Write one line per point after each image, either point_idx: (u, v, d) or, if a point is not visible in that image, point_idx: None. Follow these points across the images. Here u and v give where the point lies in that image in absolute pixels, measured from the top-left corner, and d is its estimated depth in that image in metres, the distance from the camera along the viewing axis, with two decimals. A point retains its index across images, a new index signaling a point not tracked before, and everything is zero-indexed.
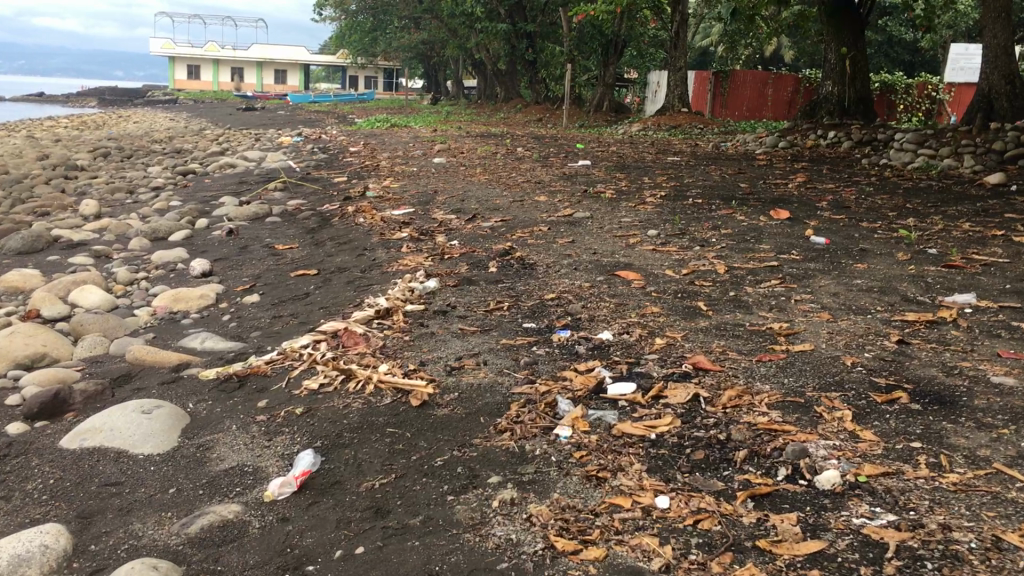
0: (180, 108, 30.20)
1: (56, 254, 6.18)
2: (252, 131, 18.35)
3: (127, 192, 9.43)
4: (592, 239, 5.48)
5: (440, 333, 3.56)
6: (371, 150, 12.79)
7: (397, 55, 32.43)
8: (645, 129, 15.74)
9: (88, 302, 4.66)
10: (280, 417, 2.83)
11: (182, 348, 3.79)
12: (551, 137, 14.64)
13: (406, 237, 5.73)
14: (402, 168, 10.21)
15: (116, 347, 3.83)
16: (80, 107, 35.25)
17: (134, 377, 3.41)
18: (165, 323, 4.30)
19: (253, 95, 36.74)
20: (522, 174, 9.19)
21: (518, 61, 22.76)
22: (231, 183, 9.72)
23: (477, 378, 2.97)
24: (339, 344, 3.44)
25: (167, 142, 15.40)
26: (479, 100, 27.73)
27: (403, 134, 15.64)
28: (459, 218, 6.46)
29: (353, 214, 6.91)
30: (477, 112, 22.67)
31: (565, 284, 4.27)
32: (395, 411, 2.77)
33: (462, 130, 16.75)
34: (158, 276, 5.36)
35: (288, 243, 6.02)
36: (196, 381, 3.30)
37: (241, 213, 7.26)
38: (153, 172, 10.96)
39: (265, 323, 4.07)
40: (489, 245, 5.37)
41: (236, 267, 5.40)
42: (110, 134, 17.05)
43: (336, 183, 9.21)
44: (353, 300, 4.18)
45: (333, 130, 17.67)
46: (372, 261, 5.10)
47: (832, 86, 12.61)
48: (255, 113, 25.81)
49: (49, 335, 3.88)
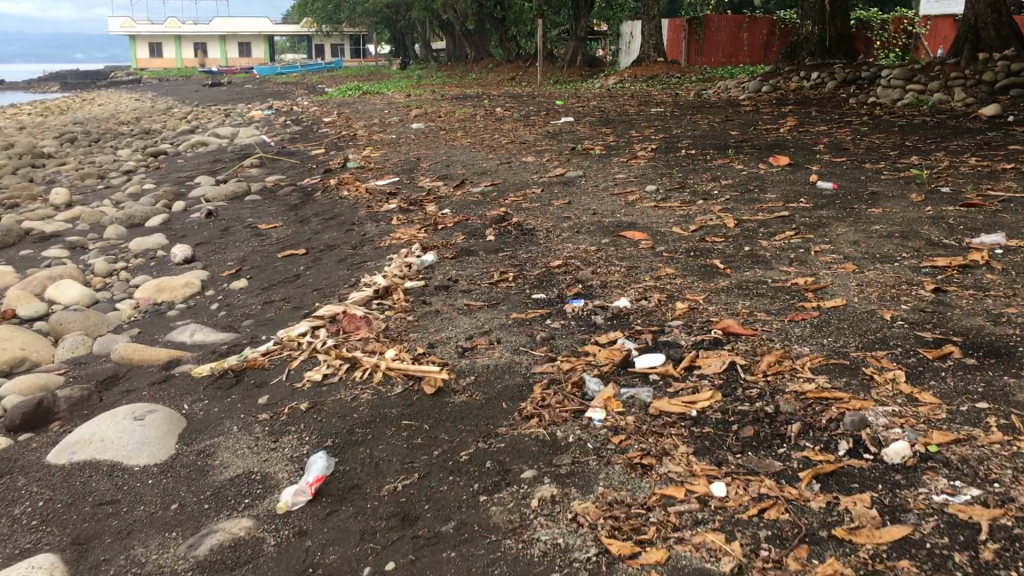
0: (146, 88, 29.60)
1: (28, 248, 5.90)
2: (222, 106, 17.92)
3: (98, 178, 9.11)
4: (589, 198, 5.27)
5: (445, 311, 3.35)
6: (345, 119, 12.47)
7: (363, 21, 31.81)
8: (622, 81, 15.46)
9: (66, 298, 4.40)
10: (284, 415, 2.63)
11: (170, 343, 3.56)
12: (528, 95, 14.35)
13: (395, 208, 5.49)
14: (381, 136, 9.93)
15: (100, 346, 3.59)
16: (42, 92, 34.48)
17: (122, 379, 3.18)
18: (149, 316, 4.06)
19: (219, 70, 36.07)
20: (504, 135, 8.94)
21: (488, 19, 22.31)
22: (205, 162, 9.41)
23: (492, 359, 2.77)
24: (339, 330, 3.22)
25: (135, 123, 14.99)
26: (449, 61, 27.27)
27: (376, 102, 15.30)
28: (447, 185, 6.23)
29: (336, 187, 6.66)
30: (449, 75, 22.28)
31: (569, 249, 4.06)
32: (408, 401, 2.57)
33: (436, 93, 16.39)
34: (139, 265, 5.11)
35: (271, 222, 5.78)
36: (189, 379, 3.08)
37: (219, 192, 7.00)
38: (124, 155, 10.62)
39: (257, 310, 3.84)
40: (482, 211, 5.16)
41: (219, 251, 5.15)
42: (76, 118, 16.61)
43: (314, 156, 8.93)
44: (348, 280, 3.96)
45: (304, 101, 17.27)
46: (362, 236, 4.87)
47: (811, 26, 12.28)
48: (223, 89, 25.28)
49: (27, 337, 3.63)
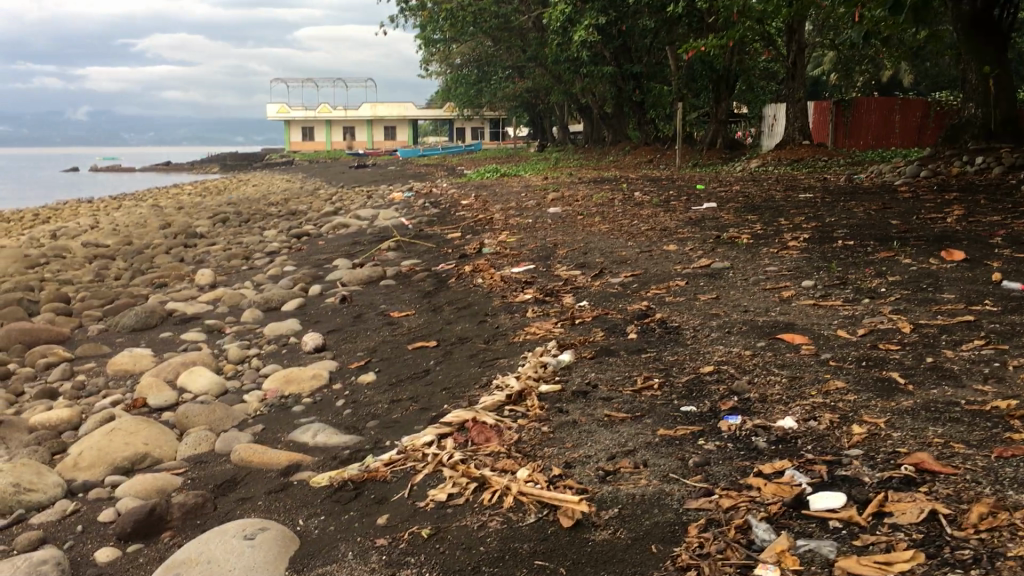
0: (296, 169, 30.92)
1: (168, 330, 5.96)
2: (365, 188, 18.35)
3: (243, 258, 9.30)
4: (740, 293, 4.89)
5: (583, 422, 3.03)
6: (483, 202, 12.45)
7: (503, 106, 32.41)
8: (765, 165, 14.97)
9: (197, 386, 4.32)
10: (404, 542, 2.36)
11: (292, 444, 3.37)
12: (667, 179, 14.02)
13: (531, 298, 5.26)
14: (518, 220, 9.79)
15: (221, 444, 3.43)
16: (201, 174, 36.55)
17: (239, 484, 2.99)
18: (274, 410, 3.90)
19: (365, 153, 37.45)
20: (644, 221, 8.63)
21: (626, 103, 22.27)
22: (345, 244, 9.48)
23: (638, 486, 2.43)
24: (467, 441, 2.95)
25: (283, 203, 15.47)
26: (587, 143, 27.34)
27: (514, 184, 15.32)
28: (585, 275, 5.95)
29: (470, 274, 6.48)
30: (586, 158, 22.25)
31: (721, 352, 3.69)
32: (543, 534, 2.26)
33: (572, 176, 16.32)
34: (270, 352, 5.02)
35: (403, 310, 5.63)
36: (307, 489, 2.85)
37: (355, 275, 6.95)
38: (268, 236, 10.88)
39: (384, 409, 3.62)
40: (623, 305, 4.85)
41: (350, 339, 5.01)
42: (229, 198, 17.32)
43: (450, 240, 8.85)
44: (479, 380, 3.70)
45: (443, 183, 17.48)
46: (495, 329, 4.64)
47: (975, 109, 11.60)
48: (366, 170, 26.05)
49: (152, 430, 3.52)
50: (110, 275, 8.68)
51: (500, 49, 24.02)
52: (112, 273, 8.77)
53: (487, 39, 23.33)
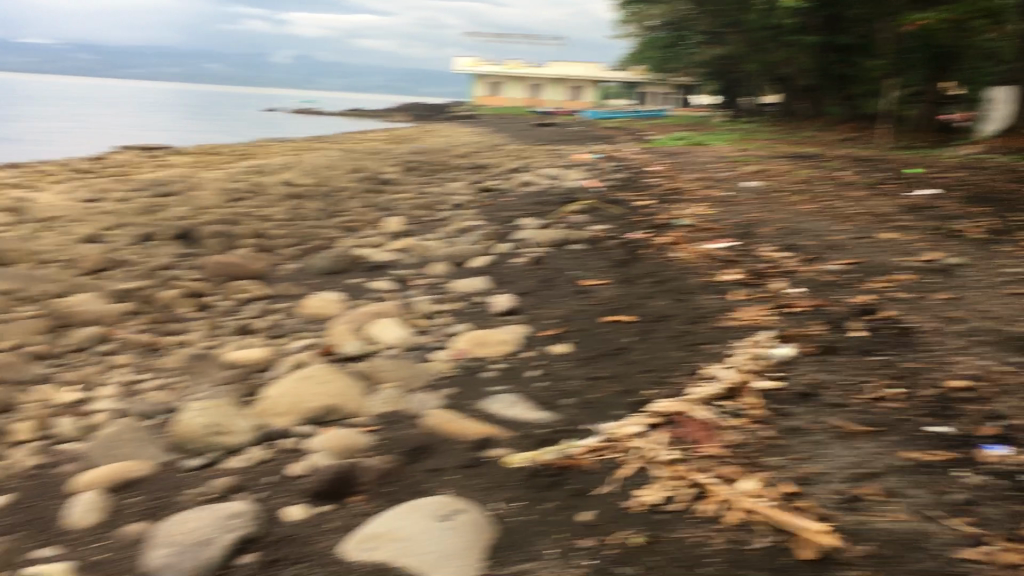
0: (482, 124, 31.25)
1: (359, 276, 5.95)
2: (550, 147, 18.18)
3: (430, 209, 9.29)
4: (981, 296, 4.34)
5: (812, 432, 2.68)
6: (674, 171, 11.99)
7: (694, 73, 31.37)
8: (983, 153, 13.71)
9: (387, 340, 4.24)
10: (613, 548, 2.12)
11: (485, 413, 3.19)
12: (874, 160, 13.08)
13: (737, 279, 4.88)
14: (713, 192, 9.31)
15: (413, 404, 3.31)
16: (389, 121, 37.47)
17: (431, 451, 2.84)
18: (465, 374, 3.75)
19: (549, 111, 37.38)
20: (854, 204, 7.98)
21: (829, 76, 21.02)
22: (533, 203, 9.31)
23: (890, 520, 2.08)
24: (680, 438, 2.67)
25: (469, 157, 15.51)
26: (781, 116, 26.09)
27: (705, 154, 14.73)
28: (794, 258, 5.49)
29: (666, 247, 6.15)
30: (780, 131, 21.21)
31: (968, 366, 3.22)
32: (778, 564, 1.96)
33: (766, 149, 15.56)
34: (459, 310, 4.89)
35: (597, 278, 5.37)
36: (503, 468, 2.66)
37: (545, 237, 6.75)
38: (455, 188, 10.86)
39: (583, 387, 3.39)
40: (842, 297, 4.40)
41: (542, 305, 4.80)
42: (418, 147, 17.59)
43: (641, 207, 8.51)
44: (686, 366, 3.40)
45: (630, 147, 17.07)
46: (699, 310, 4.30)
47: None
48: (552, 129, 25.85)
49: (343, 381, 3.45)
50: (304, 214, 8.87)
51: (698, 13, 23.17)
52: (306, 212, 8.96)
53: (685, 2, 22.55)
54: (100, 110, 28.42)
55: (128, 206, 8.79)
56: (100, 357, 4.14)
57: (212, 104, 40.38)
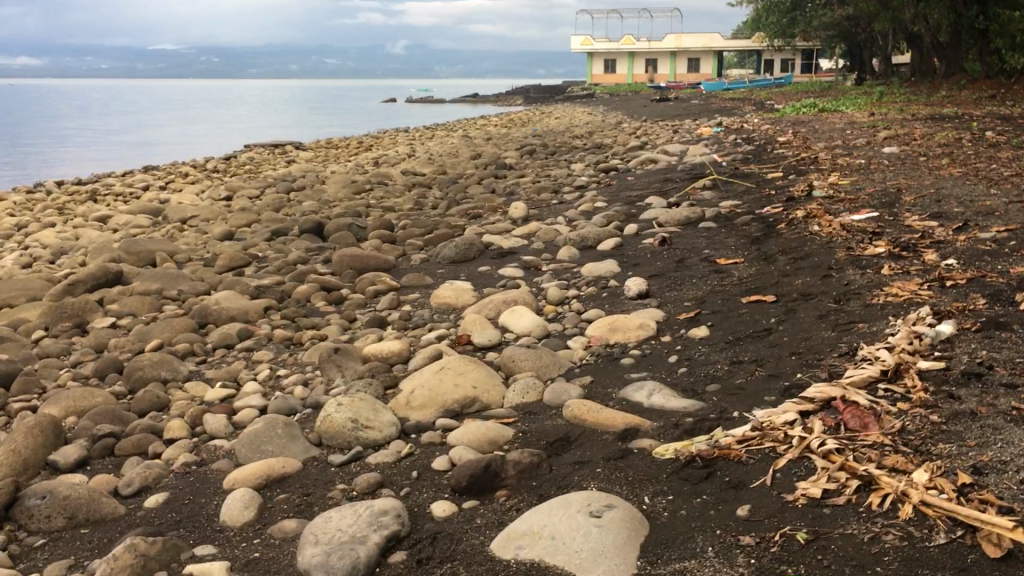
0: (598, 102, 30.97)
1: (487, 264, 5.95)
2: (670, 122, 17.85)
3: (553, 192, 9.23)
4: None
5: (985, 415, 2.49)
6: (803, 140, 11.55)
7: (818, 37, 30.20)
8: None
9: (520, 327, 4.20)
10: (775, 545, 2.00)
11: (626, 403, 3.11)
12: (1021, 117, 12.26)
13: (883, 252, 4.62)
14: (847, 160, 8.91)
15: (551, 393, 3.26)
16: (505, 106, 37.59)
17: (574, 443, 2.79)
18: (602, 361, 3.67)
19: (667, 85, 36.75)
20: (1005, 166, 7.49)
21: (965, 30, 19.86)
22: (657, 181, 9.13)
23: None
24: (839, 425, 2.52)
25: (588, 137, 15.37)
26: (913, 76, 24.83)
27: (835, 120, 14.15)
28: (943, 227, 5.17)
29: (802, 220, 5.90)
30: (913, 92, 20.20)
31: None
32: (961, 563, 1.81)
33: (900, 112, 14.82)
34: (591, 295, 4.80)
35: (731, 256, 5.19)
36: (650, 460, 2.57)
37: (673, 216, 6.59)
38: (577, 169, 10.77)
39: (726, 372, 3.26)
40: (1002, 267, 4.09)
41: (676, 287, 4.67)
42: (535, 130, 17.57)
43: (771, 180, 8.22)
44: (838, 348, 3.23)
45: (753, 118, 16.57)
46: (845, 287, 4.08)
47: None
48: (670, 104, 25.38)
49: (480, 371, 3.43)
50: (429, 203, 8.94)
51: None
52: (430, 201, 9.04)
53: None
54: (230, 110, 29.60)
55: (261, 203, 9.06)
56: (243, 354, 4.26)
57: (334, 99, 41.42)
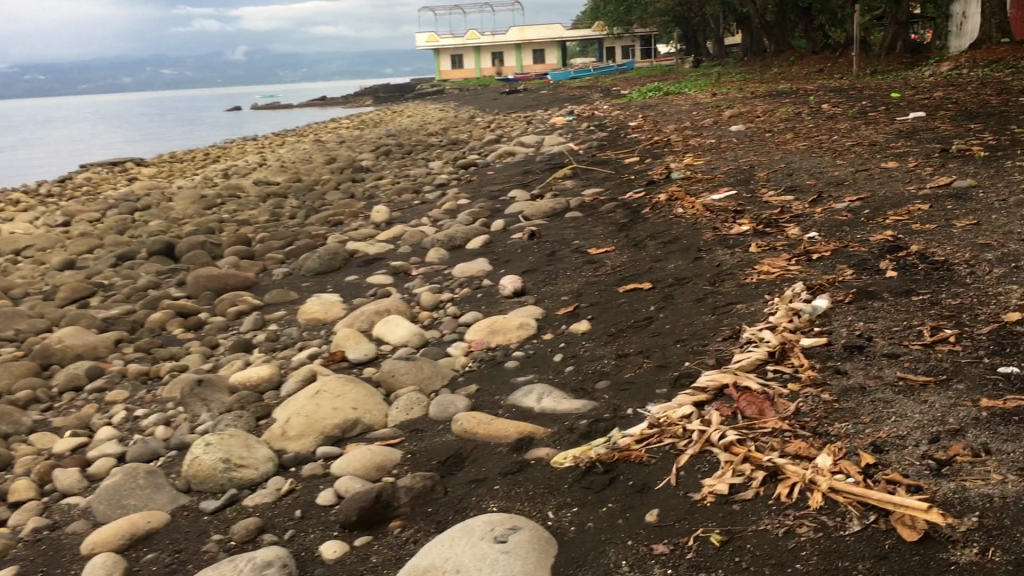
0: (448, 98, 30.82)
1: (353, 273, 5.73)
2: (522, 113, 17.91)
3: (413, 192, 9.04)
4: (1006, 216, 4.14)
5: (874, 389, 2.49)
6: (654, 123, 11.75)
7: (655, 23, 30.99)
8: (959, 67, 13.52)
9: (395, 338, 4.03)
10: (690, 551, 1.92)
11: (516, 410, 3.00)
12: (851, 89, 12.85)
13: (749, 230, 4.66)
14: (698, 141, 9.08)
15: (436, 407, 3.11)
16: (355, 107, 36.96)
17: (467, 461, 2.65)
18: (485, 366, 3.55)
19: (514, 77, 36.98)
20: (846, 136, 7.78)
21: (792, 9, 20.72)
22: (517, 173, 9.07)
23: (990, 483, 1.89)
24: (735, 413, 2.47)
25: (442, 133, 15.21)
26: (747, 55, 25.77)
27: (681, 102, 14.50)
28: (800, 200, 5.28)
29: (665, 203, 5.94)
30: (749, 71, 20.96)
31: (1019, 294, 3.02)
32: (879, 551, 1.77)
33: (741, 90, 15.32)
34: (465, 297, 4.66)
35: (601, 246, 5.16)
36: (549, 471, 2.46)
37: (538, 209, 6.52)
38: (435, 167, 10.61)
39: (614, 367, 3.18)
40: (862, 236, 4.19)
41: (551, 282, 4.58)
42: (388, 130, 17.29)
43: (629, 165, 8.28)
44: (721, 332, 3.19)
45: (602, 104, 16.80)
46: (717, 268, 4.08)
47: None
48: (519, 96, 25.51)
49: (359, 390, 3.24)
50: (285, 213, 8.59)
51: None
52: (286, 211, 8.70)
53: None
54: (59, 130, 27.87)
55: (103, 227, 8.50)
56: (95, 395, 3.91)
57: (178, 110, 39.84)
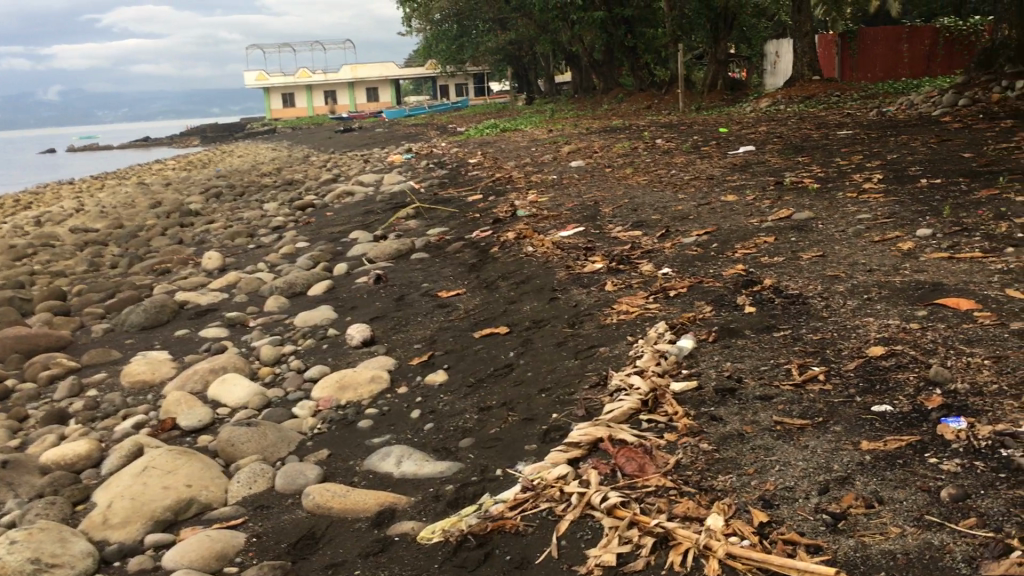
0: (280, 137, 30.00)
1: (184, 326, 5.29)
2: (358, 152, 17.58)
3: (247, 235, 8.59)
4: (848, 248, 4.23)
5: (752, 435, 2.38)
6: (493, 160, 11.74)
7: (487, 61, 31.33)
8: (777, 104, 14.21)
9: (233, 400, 3.67)
10: None
11: (373, 476, 2.74)
12: (680, 125, 13.28)
13: (602, 267, 4.58)
14: (540, 177, 9.06)
15: (284, 478, 2.80)
16: (180, 147, 35.44)
17: (322, 541, 2.37)
18: (335, 428, 3.26)
19: (348, 115, 36.52)
20: (683, 170, 7.95)
21: (619, 48, 21.39)
22: (357, 214, 8.79)
23: (890, 538, 1.80)
24: (614, 470, 2.30)
25: (276, 173, 14.69)
26: (576, 93, 26.40)
27: (519, 139, 14.60)
28: (648, 235, 5.27)
29: (514, 241, 5.82)
30: (582, 107, 21.44)
31: (876, 327, 3.02)
32: None
33: (576, 127, 15.59)
34: (309, 349, 4.35)
35: (451, 288, 4.96)
36: (416, 548, 2.21)
37: (382, 250, 6.26)
38: (269, 209, 10.15)
39: (478, 423, 2.97)
40: (714, 271, 4.17)
41: (401, 329, 4.33)
42: (217, 171, 16.58)
43: (472, 203, 8.15)
44: (588, 378, 3.05)
45: (440, 142, 16.71)
46: (574, 308, 3.96)
47: (1007, 31, 10.55)
48: (354, 134, 25.14)
49: (193, 464, 2.89)
50: (105, 262, 7.96)
51: None
52: (107, 260, 8.06)
53: None
54: None
55: None
56: None
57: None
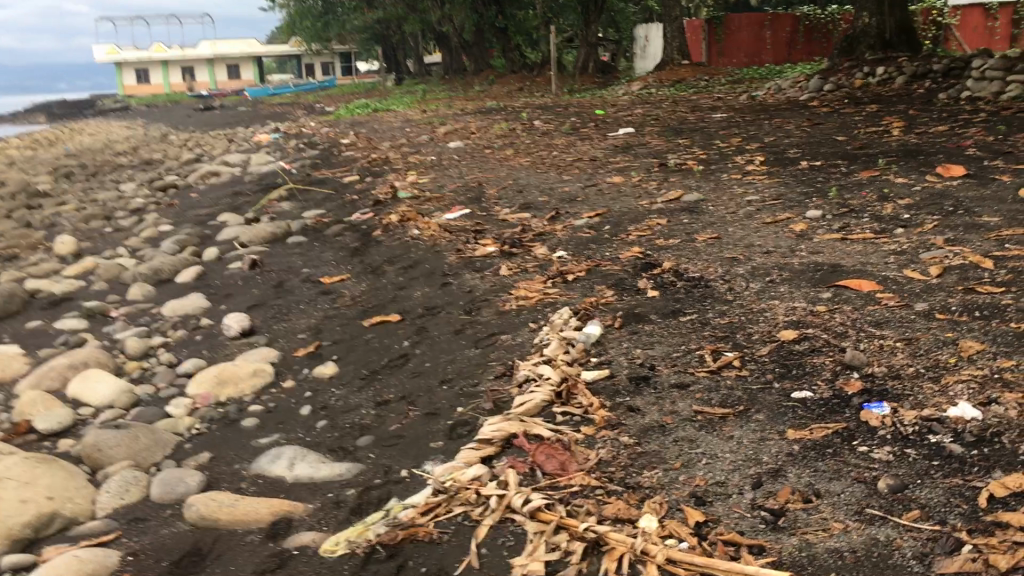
0: (135, 115, 28.45)
1: (36, 317, 4.82)
2: (221, 131, 16.79)
3: (104, 219, 7.99)
4: (742, 230, 4.20)
5: (674, 427, 2.27)
6: (367, 140, 11.39)
7: (354, 39, 30.59)
8: (649, 87, 14.37)
9: (97, 400, 3.33)
10: None
11: (264, 481, 2.50)
12: (556, 106, 13.24)
13: (494, 250, 4.41)
14: (417, 158, 8.81)
15: (161, 487, 2.52)
16: (23, 124, 33.13)
17: (211, 558, 2.12)
18: (216, 428, 2.98)
19: (208, 94, 35.02)
20: (565, 151, 7.86)
21: (489, 29, 21.22)
22: (225, 195, 8.31)
23: (835, 534, 1.71)
24: (533, 470, 2.15)
25: (132, 153, 13.84)
26: (446, 74, 26.09)
27: (392, 119, 14.26)
28: (537, 217, 5.13)
29: (397, 224, 5.58)
30: (454, 88, 21.18)
31: (784, 311, 2.97)
32: None
33: (450, 107, 15.35)
34: (180, 341, 4.02)
35: (335, 273, 4.70)
36: (320, 563, 2.00)
37: (257, 233, 5.90)
38: (127, 189, 9.51)
39: (376, 419, 2.76)
40: (610, 254, 4.07)
41: (283, 318, 4.05)
42: (66, 149, 15.52)
43: (349, 184, 7.84)
44: (492, 369, 2.88)
45: (309, 121, 16.15)
46: (469, 294, 3.78)
47: (868, 19, 10.81)
48: (216, 113, 24.10)
49: (55, 474, 2.57)
50: None
51: None
52: None
53: None
54: None
55: None
56: None
57: None
